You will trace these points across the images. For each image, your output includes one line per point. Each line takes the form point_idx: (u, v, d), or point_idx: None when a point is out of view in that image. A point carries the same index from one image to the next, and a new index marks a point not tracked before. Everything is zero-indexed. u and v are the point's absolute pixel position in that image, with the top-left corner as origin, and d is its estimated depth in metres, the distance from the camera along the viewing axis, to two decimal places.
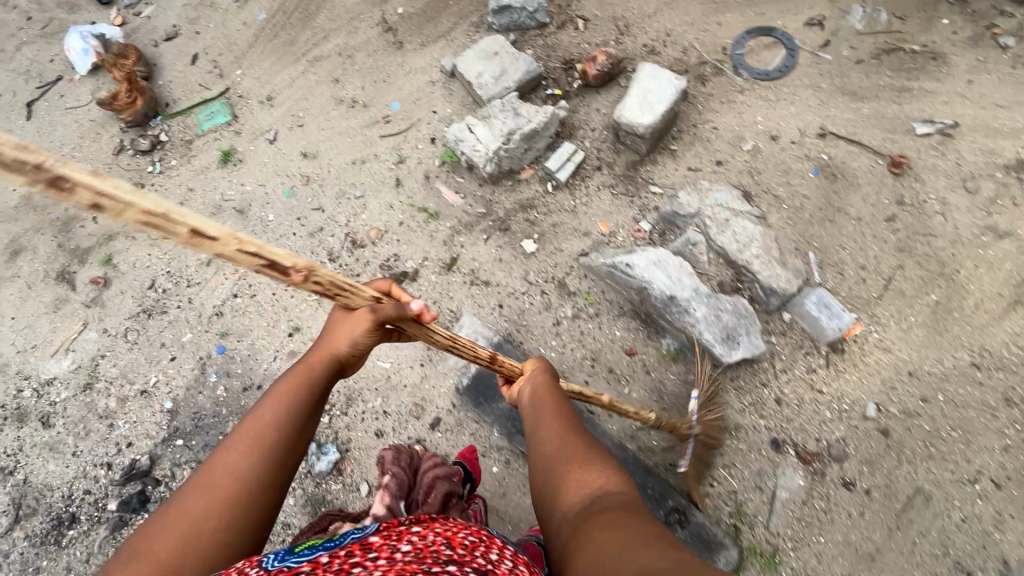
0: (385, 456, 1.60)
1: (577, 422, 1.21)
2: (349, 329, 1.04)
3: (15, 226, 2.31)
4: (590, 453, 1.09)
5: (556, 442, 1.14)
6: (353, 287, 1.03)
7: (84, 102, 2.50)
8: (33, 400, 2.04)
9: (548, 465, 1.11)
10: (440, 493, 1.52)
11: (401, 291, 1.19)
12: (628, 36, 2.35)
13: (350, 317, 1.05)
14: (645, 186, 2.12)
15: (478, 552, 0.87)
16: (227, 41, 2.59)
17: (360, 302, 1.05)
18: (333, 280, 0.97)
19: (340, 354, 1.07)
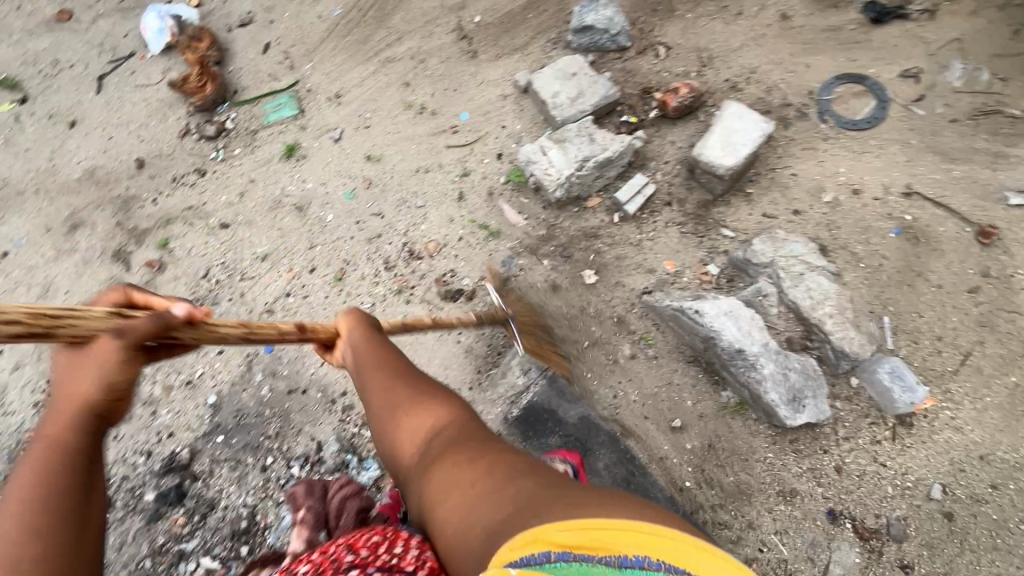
0: (296, 491, 1.51)
1: (399, 362, 1.13)
2: (93, 360, 0.84)
3: (77, 200, 2.32)
4: (421, 395, 1.04)
5: (387, 400, 1.05)
6: (70, 313, 0.81)
7: (154, 81, 2.49)
8: None
9: (386, 427, 1.03)
10: (352, 512, 1.41)
11: (142, 292, 1.00)
12: (711, 69, 2.28)
13: (87, 350, 0.85)
14: (716, 228, 2.05)
15: None
16: (301, 33, 2.57)
17: (97, 328, 0.85)
18: (29, 311, 0.77)
19: (91, 399, 0.84)
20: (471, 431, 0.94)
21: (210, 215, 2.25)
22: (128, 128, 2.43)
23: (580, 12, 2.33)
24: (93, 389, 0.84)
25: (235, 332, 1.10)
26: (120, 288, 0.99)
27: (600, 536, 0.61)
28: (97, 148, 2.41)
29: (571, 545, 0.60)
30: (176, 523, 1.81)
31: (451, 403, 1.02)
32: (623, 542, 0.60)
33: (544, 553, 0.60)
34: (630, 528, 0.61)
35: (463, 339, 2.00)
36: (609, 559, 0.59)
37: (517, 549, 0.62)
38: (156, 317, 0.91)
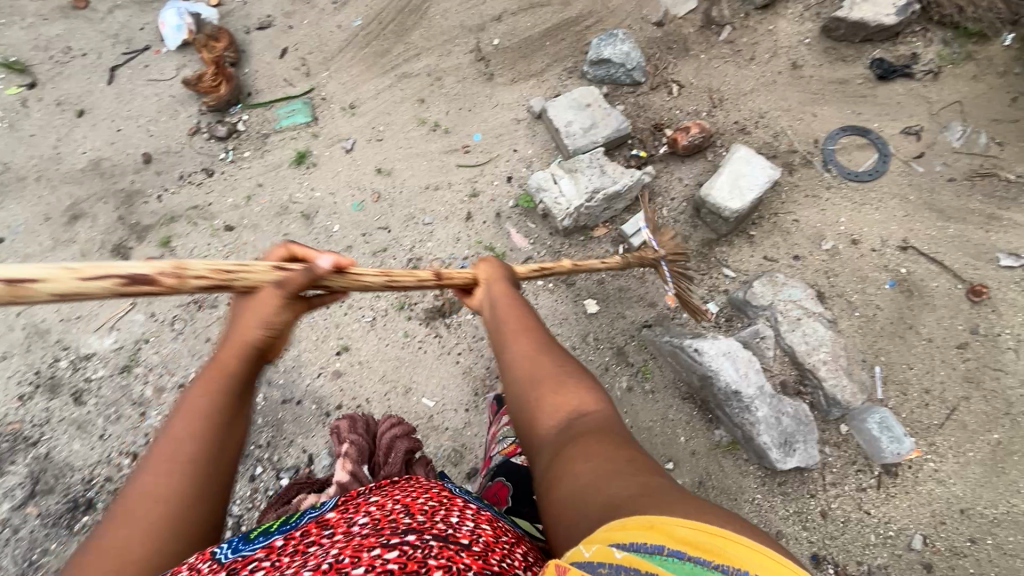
0: (341, 426, 1.73)
1: (549, 341, 1.18)
2: (259, 312, 0.93)
3: (79, 190, 2.29)
4: (566, 372, 1.06)
5: (530, 366, 1.10)
6: (241, 266, 0.91)
7: (168, 76, 2.48)
8: (69, 373, 2.01)
9: (524, 392, 1.06)
10: (399, 452, 1.61)
11: (301, 247, 1.08)
12: (721, 110, 2.33)
13: (252, 302, 0.94)
14: (717, 267, 2.09)
15: (438, 519, 0.92)
16: (319, 41, 2.58)
17: (262, 279, 0.95)
18: (213, 269, 0.87)
19: (256, 343, 0.93)
20: (613, 426, 0.92)
21: (215, 217, 2.24)
22: (137, 122, 2.42)
23: (598, 45, 2.38)
24: (258, 335, 0.93)
25: (378, 281, 1.18)
26: (286, 244, 1.07)
27: (719, 542, 0.57)
28: (103, 140, 2.38)
29: (687, 544, 0.58)
30: None
31: (592, 393, 1.02)
32: (742, 556, 0.55)
33: (655, 544, 0.58)
34: (751, 547, 0.56)
35: (463, 360, 2.00)
36: (727, 569, 0.55)
37: (628, 530, 0.62)
38: (310, 269, 0.99)
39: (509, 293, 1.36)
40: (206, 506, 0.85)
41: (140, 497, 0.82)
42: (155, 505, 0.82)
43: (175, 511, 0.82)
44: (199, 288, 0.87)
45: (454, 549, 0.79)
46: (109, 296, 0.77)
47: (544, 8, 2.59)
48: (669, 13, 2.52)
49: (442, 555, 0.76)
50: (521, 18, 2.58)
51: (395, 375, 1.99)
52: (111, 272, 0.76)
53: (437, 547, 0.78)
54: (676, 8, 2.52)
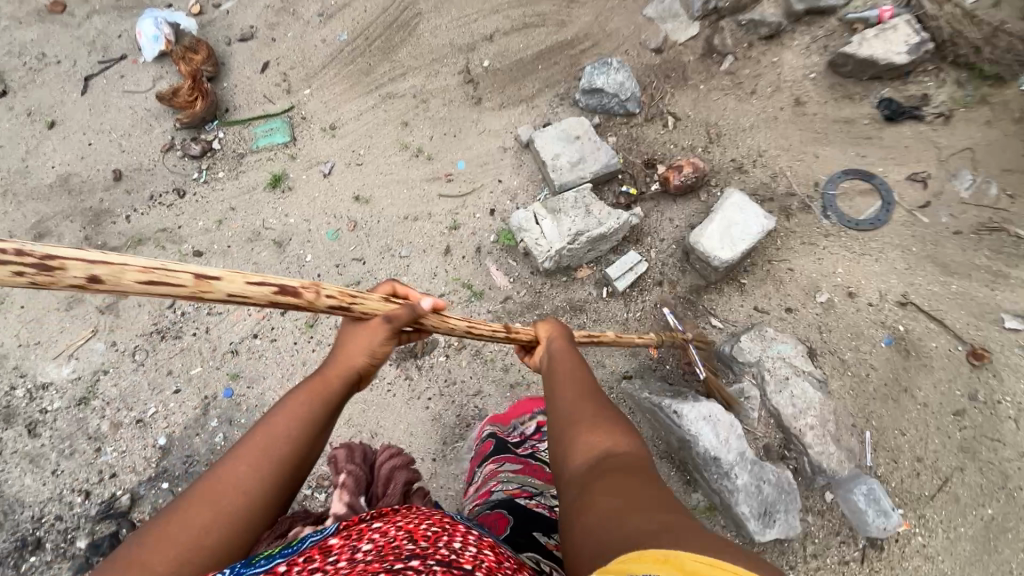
0: (336, 453, 1.33)
1: (596, 383, 1.09)
2: (366, 338, 0.96)
3: (46, 207, 2.21)
4: (607, 411, 0.98)
5: (571, 405, 1.02)
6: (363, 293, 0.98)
7: (143, 89, 2.39)
8: (24, 402, 1.93)
9: (562, 429, 0.98)
10: (402, 486, 1.29)
11: (406, 287, 1.14)
12: (718, 146, 2.22)
13: (361, 327, 0.98)
14: (704, 316, 1.99)
15: (442, 544, 0.77)
16: (303, 56, 2.48)
17: (375, 309, 1.00)
18: (341, 291, 0.92)
19: (357, 369, 0.95)
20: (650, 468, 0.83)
21: (184, 241, 2.16)
22: (110, 136, 2.33)
23: (591, 72, 2.26)
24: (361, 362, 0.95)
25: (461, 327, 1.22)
26: (391, 282, 1.13)
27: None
28: (74, 154, 2.30)
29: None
30: None
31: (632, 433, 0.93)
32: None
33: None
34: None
35: (433, 406, 1.92)
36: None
37: (635, 563, 0.58)
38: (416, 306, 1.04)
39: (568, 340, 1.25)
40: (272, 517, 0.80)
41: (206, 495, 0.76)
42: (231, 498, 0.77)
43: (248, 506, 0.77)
44: (329, 309, 0.90)
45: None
46: (263, 303, 0.81)
47: (538, 29, 2.47)
48: (669, 39, 2.40)
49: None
50: (513, 38, 2.47)
51: (362, 419, 1.91)
52: (269, 282, 0.81)
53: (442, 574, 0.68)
54: (677, 33, 2.40)
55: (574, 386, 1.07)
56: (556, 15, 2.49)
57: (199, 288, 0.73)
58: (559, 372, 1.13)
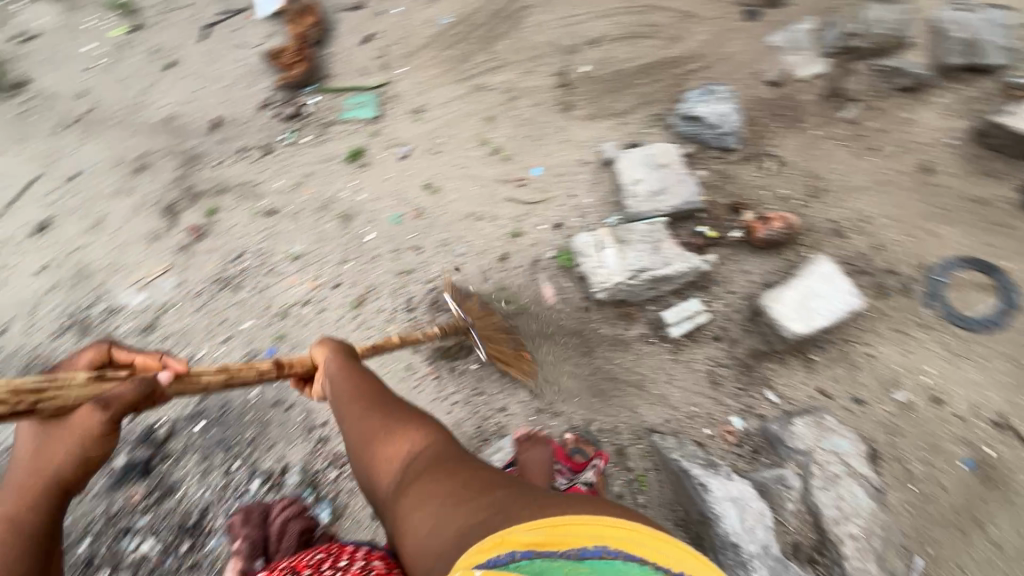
0: (235, 520, 1.59)
1: (380, 392, 1.29)
2: (78, 424, 0.97)
3: (150, 142, 2.38)
4: (399, 422, 1.18)
5: (364, 428, 1.20)
6: (53, 386, 0.94)
7: (254, 44, 2.51)
8: (99, 319, 2.11)
9: (365, 451, 1.18)
10: (294, 535, 1.53)
11: (123, 350, 1.17)
12: (818, 202, 2.01)
13: (65, 420, 0.98)
14: (759, 385, 1.83)
15: (325, 565, 1.06)
16: (405, 33, 2.48)
17: (76, 397, 0.98)
18: (12, 392, 0.89)
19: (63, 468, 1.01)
20: (442, 451, 1.09)
21: (261, 197, 2.26)
22: (216, 84, 2.46)
23: (693, 99, 2.16)
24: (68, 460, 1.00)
25: (217, 379, 1.24)
26: (96, 347, 1.15)
27: (563, 533, 0.73)
28: (182, 97, 2.45)
29: (534, 544, 0.72)
30: (134, 497, 1.86)
31: (416, 428, 1.16)
32: (582, 537, 0.72)
33: (509, 555, 0.71)
34: (589, 525, 0.73)
35: (455, 412, 1.90)
36: (570, 553, 0.71)
37: (486, 551, 0.73)
38: (137, 384, 1.03)
39: (341, 360, 1.38)
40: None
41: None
42: None
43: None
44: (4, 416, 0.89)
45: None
46: None
47: (646, 40, 2.34)
48: (788, 73, 2.19)
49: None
50: (618, 47, 2.35)
51: None
52: None
53: None
54: (800, 68, 2.19)
55: (356, 409, 1.24)
56: (669, 28, 2.35)
57: None
58: (342, 396, 1.29)
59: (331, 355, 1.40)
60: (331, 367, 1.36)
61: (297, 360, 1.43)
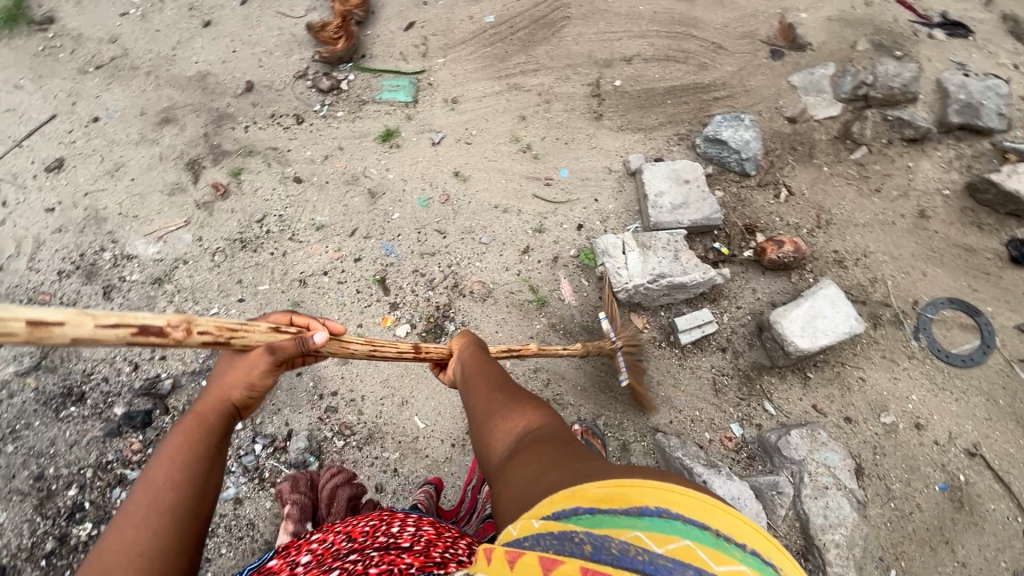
0: (283, 486, 1.68)
1: (505, 378, 1.22)
2: (248, 370, 0.97)
3: (179, 95, 2.36)
4: (520, 401, 1.08)
5: (484, 406, 1.12)
6: (244, 326, 0.95)
7: (296, 15, 2.55)
8: (108, 265, 2.06)
9: (479, 428, 1.09)
10: (342, 501, 1.63)
11: (303, 316, 1.10)
12: (824, 233, 2.15)
13: (243, 359, 0.98)
14: (759, 397, 1.93)
15: (380, 533, 1.01)
16: (447, 26, 2.55)
17: (261, 340, 0.98)
18: (219, 327, 0.89)
19: (233, 400, 0.99)
20: (560, 431, 0.94)
21: (289, 164, 2.26)
22: (254, 49, 2.46)
23: (719, 123, 2.27)
24: (238, 396, 0.99)
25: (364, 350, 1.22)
26: (285, 311, 1.09)
27: (626, 490, 0.60)
28: (217, 56, 2.44)
29: (598, 500, 0.60)
30: (131, 447, 1.80)
31: (541, 410, 1.04)
32: (644, 494, 0.59)
33: (571, 509, 0.61)
34: (652, 484, 0.60)
35: None
36: (630, 510, 0.58)
37: (554, 503, 0.64)
38: (299, 340, 1.02)
39: (478, 348, 1.37)
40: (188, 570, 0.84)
41: (122, 540, 0.80)
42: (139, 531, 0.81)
43: (156, 566, 0.80)
44: (203, 344, 0.87)
45: (395, 553, 0.90)
46: (122, 346, 0.75)
47: (678, 64, 2.48)
48: (806, 111, 2.35)
49: (382, 561, 0.87)
50: (651, 66, 2.48)
51: (397, 383, 1.96)
52: (128, 322, 0.75)
53: (380, 556, 0.90)
54: (816, 108, 2.35)
55: (482, 388, 1.18)
56: (699, 56, 2.49)
57: (34, 335, 0.66)
58: (470, 376, 1.26)
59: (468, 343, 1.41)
60: (466, 352, 1.36)
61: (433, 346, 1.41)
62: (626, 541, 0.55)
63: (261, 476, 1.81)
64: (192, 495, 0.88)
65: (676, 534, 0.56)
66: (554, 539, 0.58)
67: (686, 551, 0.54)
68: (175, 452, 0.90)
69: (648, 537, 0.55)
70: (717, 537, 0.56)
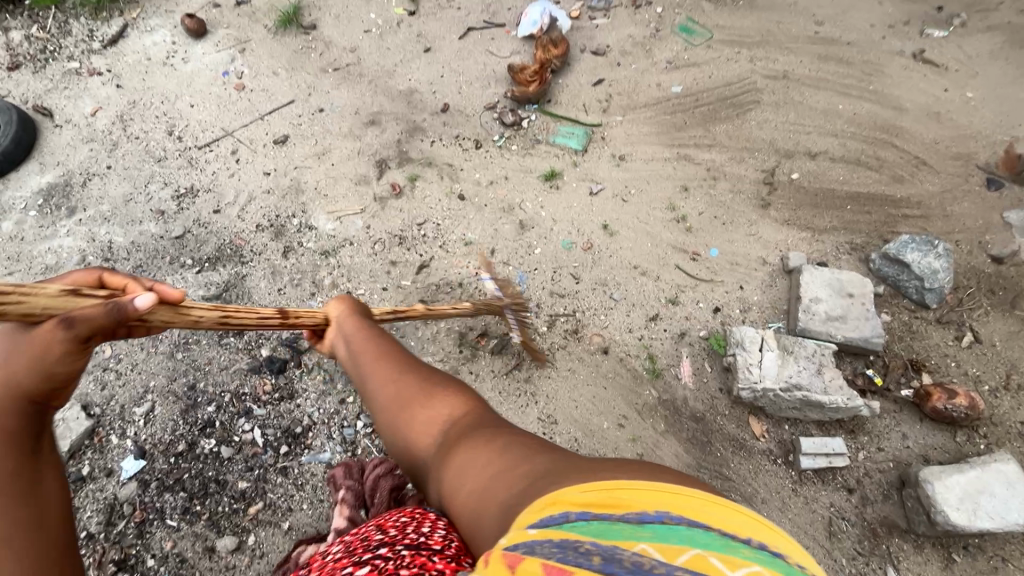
0: (338, 473, 1.72)
1: (405, 354, 1.21)
2: (50, 344, 0.81)
3: (388, 104, 2.72)
4: (428, 386, 1.09)
5: (393, 392, 1.10)
6: (17, 292, 0.78)
7: (501, 55, 2.83)
8: (293, 230, 2.41)
9: (395, 414, 1.08)
10: (384, 490, 1.56)
11: (114, 275, 0.99)
12: (1010, 397, 1.83)
13: (30, 333, 0.82)
14: (882, 560, 1.67)
15: (411, 530, 0.99)
16: (634, 88, 2.66)
17: (48, 308, 0.82)
18: None
19: (31, 389, 0.83)
20: (484, 417, 1.01)
21: (458, 182, 2.48)
22: (458, 77, 2.78)
23: (904, 243, 2.06)
24: (31, 381, 0.82)
25: (209, 316, 1.13)
26: (91, 270, 0.97)
27: (617, 496, 0.57)
28: (427, 78, 2.79)
29: (588, 504, 0.57)
30: (262, 387, 2.06)
31: (454, 392, 1.08)
32: (644, 501, 0.56)
33: (560, 515, 0.57)
34: (647, 489, 0.57)
35: (557, 441, 1.91)
36: (628, 516, 0.54)
37: (535, 513, 0.60)
38: (111, 308, 0.85)
39: (361, 324, 1.33)
40: None
41: None
42: None
43: None
44: None
45: (426, 555, 0.88)
46: None
47: (869, 171, 2.31)
48: (1017, 254, 2.06)
49: (413, 564, 0.85)
50: (837, 167, 2.34)
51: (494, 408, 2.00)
52: None
53: (407, 557, 0.88)
54: None
55: (386, 369, 1.16)
56: (896, 168, 2.30)
57: None
58: (365, 356, 1.21)
59: (350, 317, 1.35)
60: (350, 329, 1.32)
61: (304, 313, 1.34)
62: (635, 551, 0.50)
63: (354, 451, 1.96)
64: None
65: (689, 543, 0.51)
66: (554, 545, 0.52)
67: (701, 560, 0.49)
68: None
69: (658, 548, 0.50)
70: (730, 538, 0.52)
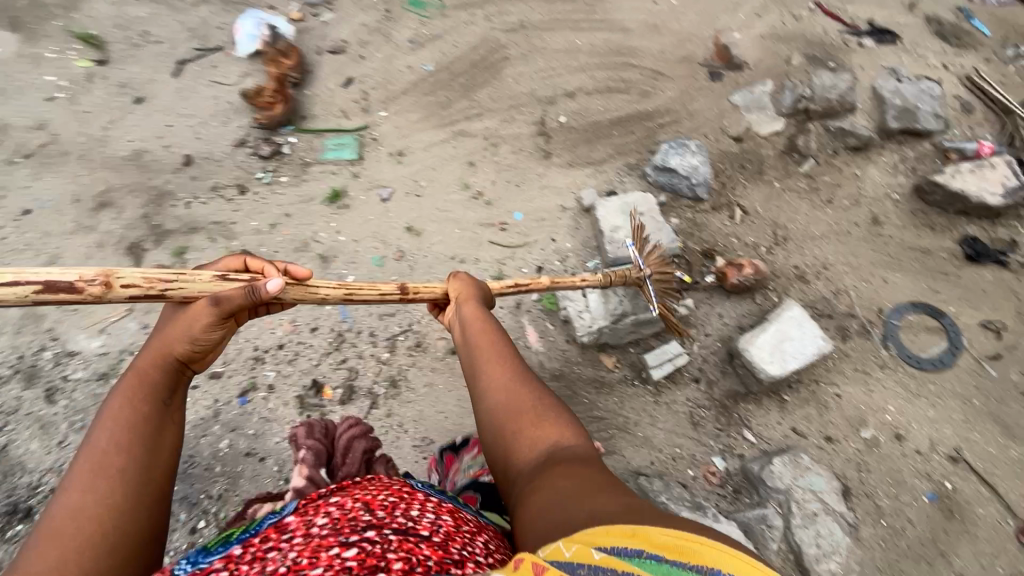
0: (297, 430, 1.54)
1: (526, 375, 1.24)
2: (191, 321, 1.11)
3: (114, 177, 2.28)
4: (544, 409, 1.13)
5: (505, 402, 1.16)
6: (179, 279, 1.12)
7: (230, 82, 2.50)
8: (49, 366, 1.95)
9: (498, 422, 1.14)
10: (359, 454, 1.52)
11: (255, 260, 1.28)
12: (782, 250, 2.15)
13: (186, 311, 1.14)
14: (738, 426, 1.90)
15: (398, 513, 0.97)
16: (386, 78, 2.53)
17: (200, 291, 1.15)
18: (145, 278, 1.08)
19: (178, 351, 1.11)
20: (590, 456, 1.02)
21: (234, 237, 2.18)
22: (189, 121, 2.41)
23: (666, 151, 2.27)
24: (179, 346, 1.11)
25: (337, 294, 1.41)
26: (239, 257, 1.28)
27: (694, 546, 0.62)
28: (152, 132, 2.38)
29: (665, 549, 0.63)
30: None
31: (566, 423, 1.11)
32: (715, 557, 0.60)
33: (636, 548, 0.64)
34: (726, 550, 0.61)
35: None
36: (700, 568, 0.60)
37: (611, 537, 0.68)
38: (246, 290, 1.15)
39: (495, 333, 1.37)
40: (136, 513, 0.93)
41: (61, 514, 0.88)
42: (84, 516, 0.88)
43: (110, 518, 0.90)
44: (130, 295, 1.07)
45: (413, 541, 0.89)
46: (37, 295, 0.97)
47: (620, 94, 2.49)
48: (751, 129, 2.37)
49: (401, 548, 0.86)
50: (593, 99, 2.48)
51: None
52: (37, 279, 0.96)
53: (395, 541, 0.88)
54: (760, 125, 2.38)
55: (506, 382, 1.21)
56: (640, 85, 2.51)
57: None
58: (488, 364, 1.27)
59: (483, 322, 1.41)
60: (481, 336, 1.36)
61: (426, 288, 1.55)
62: None
63: None
64: (139, 452, 0.98)
65: None
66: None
67: None
68: (117, 415, 1.00)
69: None
70: None
